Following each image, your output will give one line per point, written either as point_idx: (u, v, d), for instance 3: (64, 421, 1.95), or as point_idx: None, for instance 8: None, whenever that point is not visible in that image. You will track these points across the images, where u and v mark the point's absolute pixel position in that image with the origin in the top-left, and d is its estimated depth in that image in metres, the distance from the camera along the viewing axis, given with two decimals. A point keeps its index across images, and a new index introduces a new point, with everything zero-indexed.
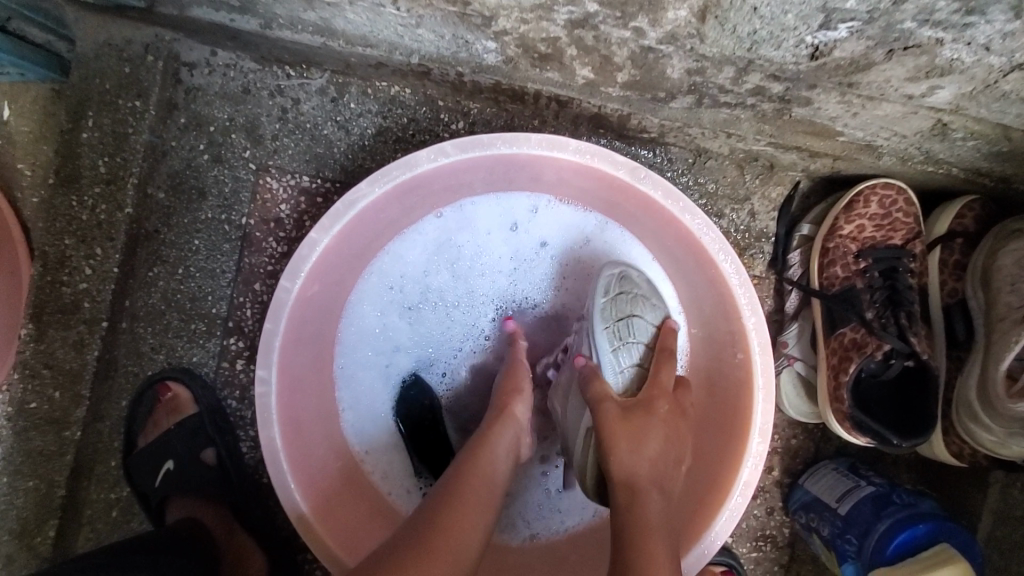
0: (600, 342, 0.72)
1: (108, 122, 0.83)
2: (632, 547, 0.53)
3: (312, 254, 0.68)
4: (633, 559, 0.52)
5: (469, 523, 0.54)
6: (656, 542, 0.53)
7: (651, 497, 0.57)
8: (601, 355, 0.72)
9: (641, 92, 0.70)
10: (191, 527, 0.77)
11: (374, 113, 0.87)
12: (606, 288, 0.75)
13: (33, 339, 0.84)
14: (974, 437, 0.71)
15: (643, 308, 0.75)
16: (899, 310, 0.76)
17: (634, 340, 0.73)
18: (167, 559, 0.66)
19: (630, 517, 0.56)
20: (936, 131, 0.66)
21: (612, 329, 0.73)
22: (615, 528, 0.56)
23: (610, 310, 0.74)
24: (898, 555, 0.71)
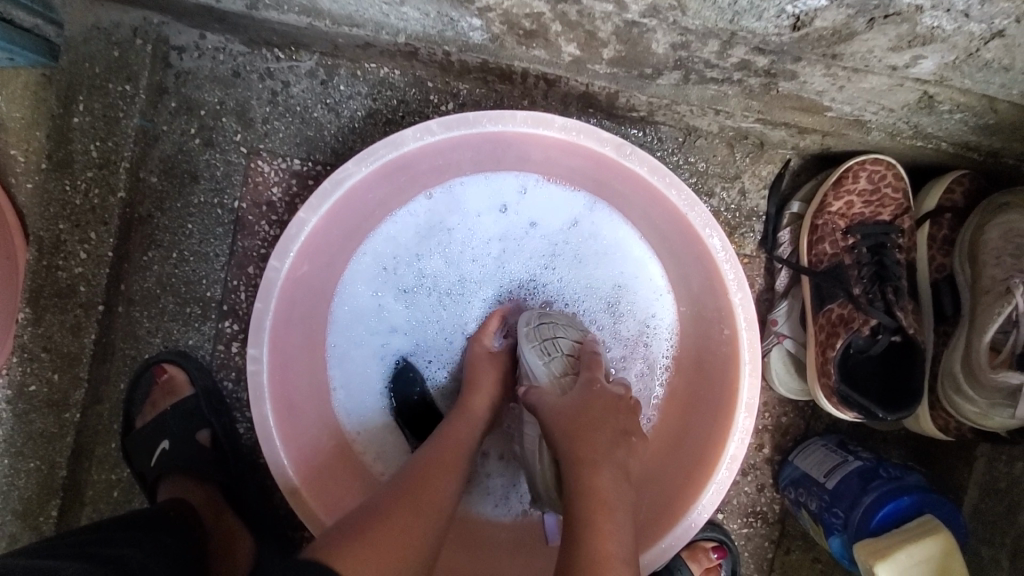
0: (529, 363, 0.73)
1: (98, 106, 0.83)
2: (584, 525, 0.53)
3: (300, 234, 0.69)
4: (586, 535, 0.53)
5: (443, 482, 0.60)
6: (606, 515, 0.54)
7: (604, 469, 0.57)
8: (533, 370, 0.72)
9: (627, 69, 0.70)
10: (177, 506, 0.77)
11: (363, 95, 0.87)
12: (526, 322, 0.78)
13: (30, 323, 0.85)
14: (959, 410, 0.71)
15: (565, 330, 0.77)
16: (885, 284, 0.77)
17: (561, 352, 0.73)
18: (155, 536, 0.67)
19: (581, 493, 0.56)
20: (923, 104, 0.66)
21: (539, 347, 0.74)
22: (569, 503, 0.56)
23: (533, 334, 0.75)
24: (883, 527, 0.72)
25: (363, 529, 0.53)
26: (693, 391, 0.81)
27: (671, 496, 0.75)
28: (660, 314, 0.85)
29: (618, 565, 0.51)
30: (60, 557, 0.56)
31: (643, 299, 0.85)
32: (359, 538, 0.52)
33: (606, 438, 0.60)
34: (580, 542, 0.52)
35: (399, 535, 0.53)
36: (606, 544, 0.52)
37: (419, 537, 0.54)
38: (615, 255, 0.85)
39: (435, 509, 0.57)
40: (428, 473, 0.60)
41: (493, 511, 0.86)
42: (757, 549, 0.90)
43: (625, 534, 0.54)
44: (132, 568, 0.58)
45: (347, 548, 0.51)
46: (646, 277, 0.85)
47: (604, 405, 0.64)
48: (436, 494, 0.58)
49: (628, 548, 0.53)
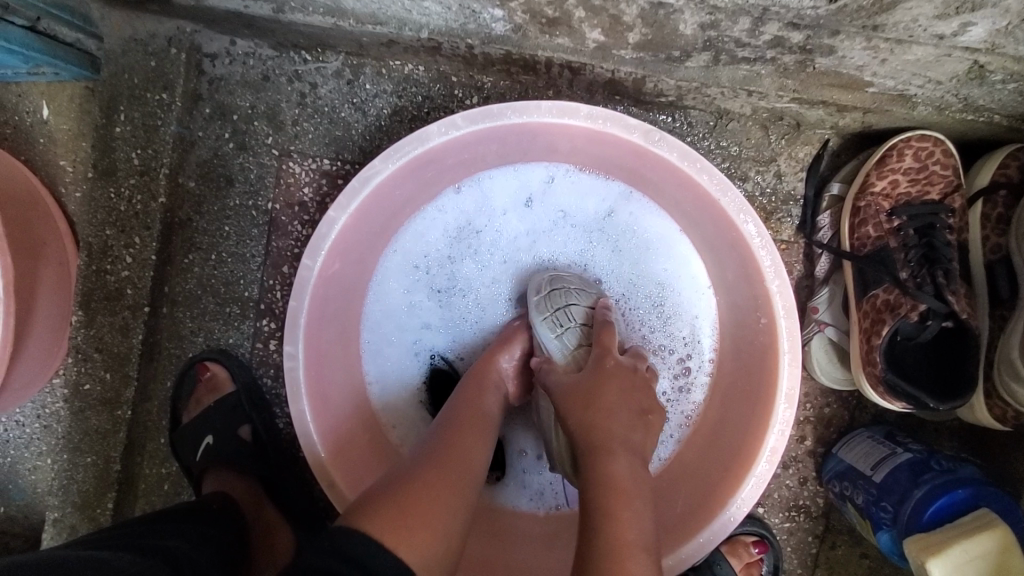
0: (542, 336, 0.74)
1: (138, 115, 0.85)
2: (603, 514, 0.52)
3: (330, 233, 0.69)
4: (599, 523, 0.52)
5: (468, 457, 0.61)
6: (624, 501, 0.53)
7: (620, 456, 0.56)
8: (547, 344, 0.73)
9: (654, 52, 0.68)
10: (219, 499, 0.80)
11: (389, 93, 0.88)
12: (537, 290, 0.79)
13: (83, 325, 0.89)
14: (1016, 398, 0.67)
15: (578, 296, 0.77)
16: (935, 267, 0.73)
17: (573, 322, 0.74)
18: (201, 529, 0.70)
19: (599, 482, 0.55)
20: (973, 74, 0.62)
21: (550, 318, 0.74)
22: (585, 493, 0.55)
23: (544, 303, 0.76)
24: (935, 522, 0.69)
25: (391, 499, 0.54)
26: (730, 381, 0.79)
27: (708, 488, 0.73)
28: (698, 311, 0.83)
29: (637, 551, 0.50)
30: (111, 548, 0.59)
31: (681, 296, 0.83)
32: (387, 513, 0.52)
33: (621, 425, 0.59)
34: (596, 531, 0.51)
35: (426, 508, 0.53)
36: (623, 532, 0.51)
37: (446, 511, 0.54)
38: (651, 250, 0.83)
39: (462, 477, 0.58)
40: (453, 447, 0.61)
41: (527, 505, 0.86)
42: (801, 544, 0.87)
43: (643, 522, 0.52)
44: (177, 558, 0.61)
45: (373, 521, 0.52)
46: (683, 273, 0.83)
47: (626, 381, 0.63)
48: (462, 464, 0.59)
49: (647, 534, 0.52)
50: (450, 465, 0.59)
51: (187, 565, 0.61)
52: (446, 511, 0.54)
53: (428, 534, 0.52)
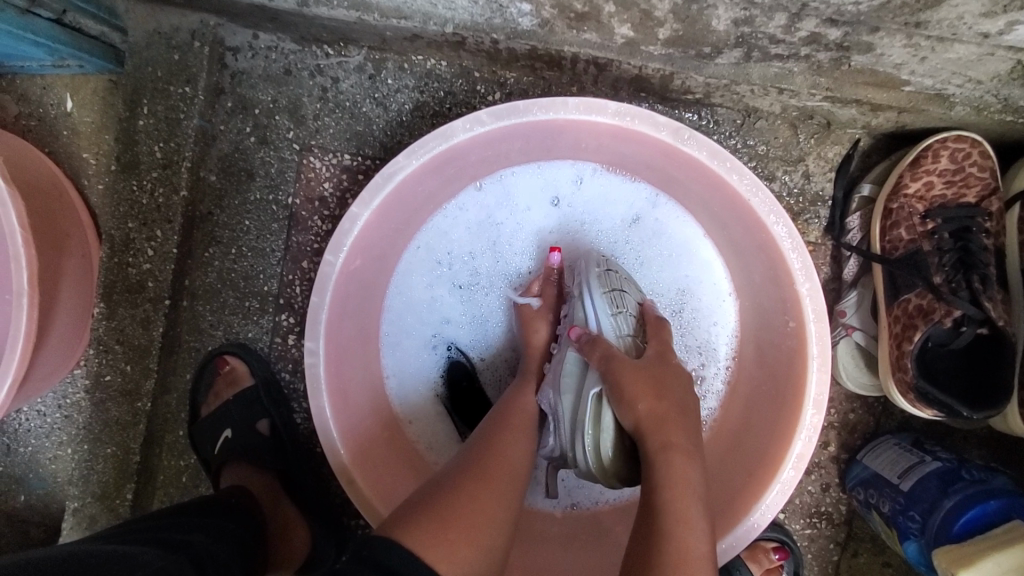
0: (598, 308, 0.71)
1: (161, 109, 0.86)
2: (671, 517, 0.52)
3: (353, 229, 0.68)
4: (668, 525, 0.51)
5: (508, 465, 0.60)
6: (690, 506, 0.52)
7: (688, 458, 0.55)
8: (600, 319, 0.71)
9: (683, 49, 0.67)
10: (236, 493, 0.80)
11: (411, 88, 0.87)
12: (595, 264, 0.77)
13: (104, 316, 0.92)
14: None
15: (630, 286, 0.76)
16: (971, 273, 0.69)
17: (629, 307, 0.72)
18: (221, 523, 0.71)
19: (665, 480, 0.54)
20: (1015, 74, 0.60)
21: (609, 295, 0.73)
22: (649, 491, 0.54)
23: (604, 278, 0.74)
24: (966, 533, 0.67)
25: (431, 510, 0.54)
26: (756, 384, 0.77)
27: (731, 495, 0.72)
28: (721, 313, 0.82)
29: (701, 561, 0.50)
30: (133, 542, 0.59)
31: (706, 303, 0.82)
32: (429, 525, 0.52)
33: (688, 427, 0.57)
34: (664, 531, 0.51)
35: (471, 518, 0.53)
36: (688, 544, 0.50)
37: (490, 524, 0.54)
38: (678, 253, 0.82)
39: (504, 488, 0.58)
40: (494, 454, 0.61)
41: (541, 503, 0.85)
42: (822, 550, 0.88)
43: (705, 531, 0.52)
44: (200, 555, 0.61)
45: (414, 532, 0.51)
46: (708, 276, 0.82)
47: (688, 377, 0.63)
48: (503, 474, 0.59)
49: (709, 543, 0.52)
50: (491, 475, 0.58)
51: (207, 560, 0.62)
52: (490, 525, 0.54)
53: (472, 547, 0.52)
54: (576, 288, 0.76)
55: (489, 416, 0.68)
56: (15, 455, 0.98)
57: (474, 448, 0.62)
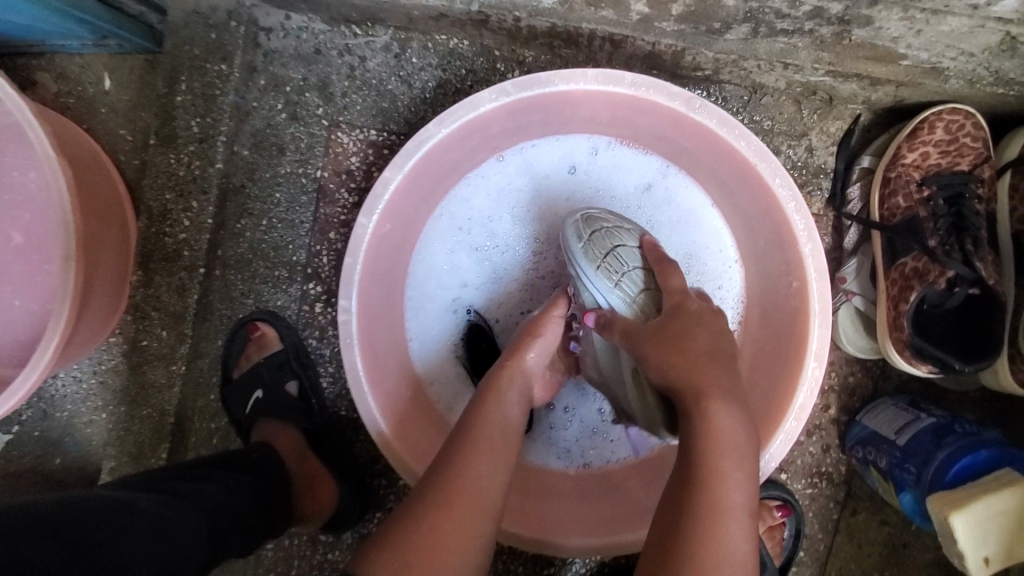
0: (601, 286, 0.74)
1: (198, 85, 0.92)
2: (708, 469, 0.56)
3: (385, 193, 0.73)
4: (705, 477, 0.56)
5: (480, 483, 0.63)
6: (725, 457, 0.56)
7: (723, 410, 0.58)
8: (608, 294, 0.74)
9: (695, 24, 0.71)
10: (263, 449, 0.86)
11: (434, 67, 0.92)
12: (578, 235, 0.78)
13: (142, 285, 0.97)
14: None
15: (620, 235, 0.77)
16: (963, 235, 0.73)
17: (627, 267, 0.75)
18: (233, 473, 0.76)
19: (702, 430, 0.57)
20: (1005, 45, 0.64)
21: (605, 267, 0.75)
22: (687, 441, 0.58)
23: (592, 250, 0.76)
24: (958, 481, 0.71)
25: (397, 547, 0.57)
26: (760, 344, 0.82)
27: None
28: (727, 280, 0.86)
29: (737, 510, 0.55)
30: (145, 489, 0.65)
31: (713, 269, 0.87)
32: (390, 560, 0.57)
33: (720, 379, 0.60)
34: (704, 484, 0.56)
35: (432, 552, 0.57)
36: (724, 486, 0.56)
37: (453, 553, 0.58)
38: (686, 220, 0.87)
39: (469, 514, 0.61)
40: (465, 475, 0.63)
41: (556, 462, 0.90)
42: (822, 509, 0.92)
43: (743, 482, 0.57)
44: (207, 504, 0.67)
45: (376, 569, 0.56)
46: (716, 244, 0.86)
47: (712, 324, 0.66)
48: (469, 499, 0.62)
49: (746, 493, 0.56)
50: (455, 501, 0.61)
51: (206, 509, 0.67)
52: (451, 554, 0.58)
53: None
54: (572, 269, 0.78)
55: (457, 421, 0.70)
56: (52, 420, 1.00)
57: (439, 463, 0.65)
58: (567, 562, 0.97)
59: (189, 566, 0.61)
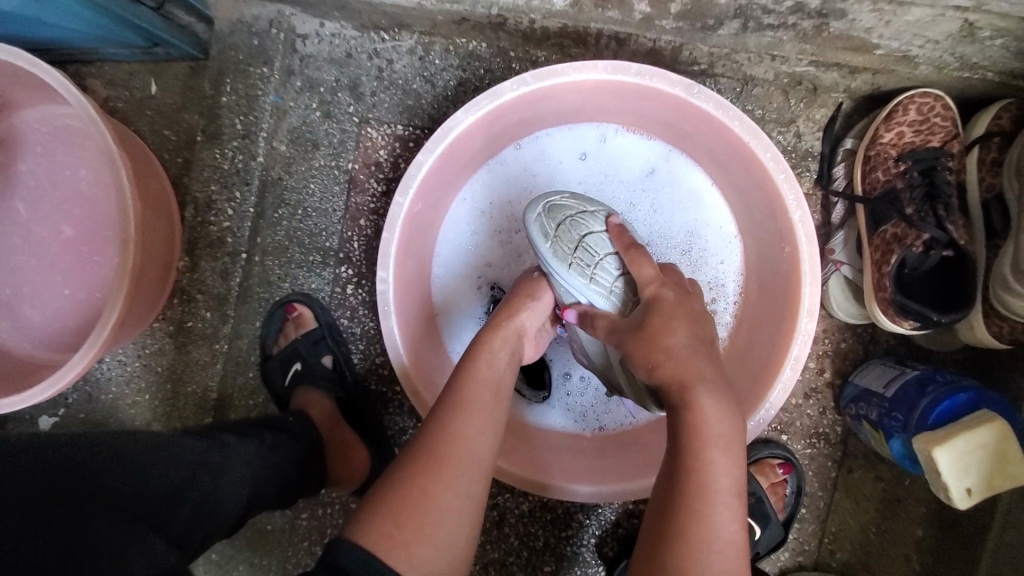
0: (577, 284, 0.78)
1: (241, 86, 1.03)
2: (694, 459, 0.59)
3: (418, 174, 0.82)
4: (693, 467, 0.58)
5: (464, 447, 0.69)
6: (712, 448, 0.59)
7: (708, 404, 0.60)
8: (585, 289, 0.78)
9: (692, 21, 0.81)
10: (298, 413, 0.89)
11: (455, 67, 1.01)
12: (544, 234, 0.80)
13: (188, 269, 1.05)
14: (1006, 304, 0.76)
15: (582, 226, 0.81)
16: (936, 202, 0.82)
17: (597, 258, 0.79)
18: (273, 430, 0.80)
19: (689, 423, 0.60)
20: (965, 32, 0.73)
21: (577, 264, 0.78)
22: (674, 434, 0.61)
23: (561, 247, 0.79)
24: (941, 422, 0.78)
25: (389, 509, 0.63)
26: (758, 309, 0.90)
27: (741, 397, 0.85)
28: (727, 254, 0.95)
29: (726, 497, 0.58)
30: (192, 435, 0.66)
31: (714, 244, 0.95)
32: (382, 521, 0.63)
33: (704, 371, 0.62)
34: (691, 475, 0.58)
35: (419, 511, 0.64)
36: (711, 474, 0.58)
37: (441, 513, 0.64)
38: (689, 200, 0.95)
39: (453, 473, 0.67)
40: (450, 440, 0.69)
41: (572, 425, 0.97)
42: (821, 468, 0.99)
43: (730, 468, 0.59)
44: (249, 457, 0.69)
45: (369, 531, 0.62)
46: (716, 221, 0.95)
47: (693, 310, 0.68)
48: (453, 460, 0.68)
49: (734, 479, 0.59)
50: (440, 463, 0.67)
51: (244, 463, 0.67)
52: (438, 515, 0.64)
53: (423, 540, 0.62)
54: (544, 268, 0.81)
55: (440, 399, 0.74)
56: (97, 402, 1.07)
57: (424, 436, 0.70)
58: (584, 524, 1.03)
59: (229, 508, 0.62)
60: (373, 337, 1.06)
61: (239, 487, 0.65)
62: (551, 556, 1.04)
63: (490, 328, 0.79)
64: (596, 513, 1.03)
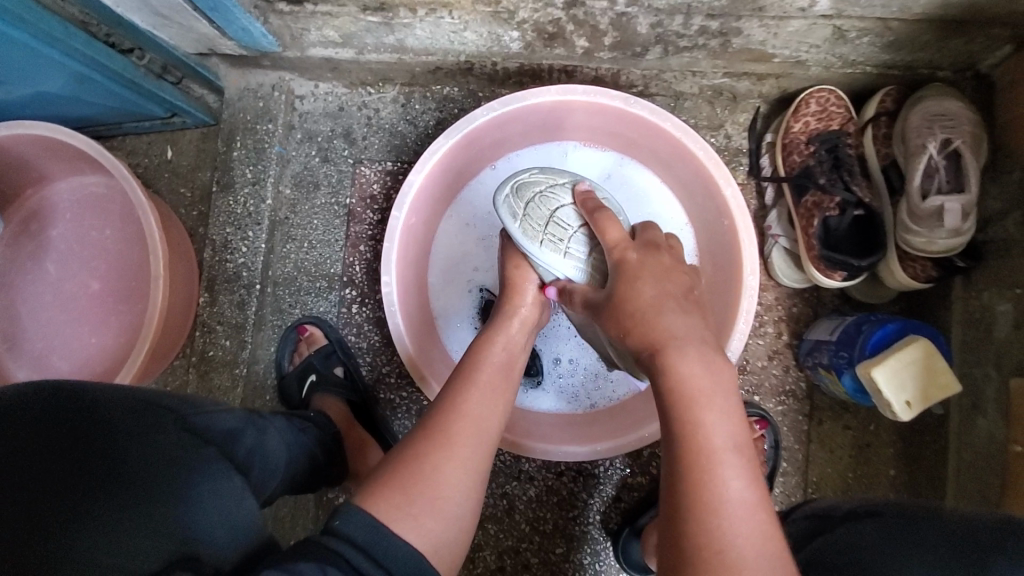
0: (553, 258, 0.87)
1: (250, 142, 1.16)
2: (685, 416, 0.61)
3: (410, 191, 0.96)
4: (687, 423, 0.60)
5: (470, 422, 0.73)
6: (703, 402, 0.61)
7: (688, 359, 0.63)
8: (562, 262, 0.87)
9: (623, 50, 1.00)
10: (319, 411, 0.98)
11: (434, 110, 1.19)
12: (513, 214, 0.89)
13: (208, 303, 1.16)
14: (908, 244, 0.91)
15: (549, 204, 0.90)
16: (841, 170, 0.99)
17: (566, 234, 0.88)
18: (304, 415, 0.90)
19: (672, 380, 0.62)
20: (837, 36, 0.92)
21: (550, 241, 0.87)
22: (661, 394, 0.63)
23: (531, 226, 0.88)
24: (877, 350, 0.90)
25: (397, 484, 0.66)
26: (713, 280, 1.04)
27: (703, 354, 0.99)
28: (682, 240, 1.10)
29: (728, 451, 0.59)
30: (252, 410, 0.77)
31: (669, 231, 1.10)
32: (390, 498, 0.64)
33: (679, 329, 0.65)
34: (687, 431, 0.60)
35: (424, 483, 0.67)
36: (708, 432, 0.60)
37: (449, 487, 0.68)
38: (642, 197, 1.11)
39: (459, 449, 0.71)
40: (456, 420, 0.73)
41: (563, 404, 1.08)
42: (795, 423, 1.10)
43: (725, 421, 0.61)
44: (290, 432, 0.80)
45: (380, 503, 0.64)
46: (669, 213, 1.10)
47: (657, 273, 0.72)
48: (459, 437, 0.72)
49: (732, 432, 0.60)
50: (447, 441, 0.71)
51: (284, 435, 0.78)
52: (445, 489, 0.67)
53: (430, 513, 0.65)
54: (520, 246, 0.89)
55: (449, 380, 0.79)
56: None
57: (433, 417, 0.74)
58: (588, 502, 1.11)
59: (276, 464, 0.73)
60: (379, 349, 1.18)
61: (278, 457, 0.74)
62: (561, 537, 1.10)
63: (500, 316, 0.87)
64: (597, 490, 1.11)
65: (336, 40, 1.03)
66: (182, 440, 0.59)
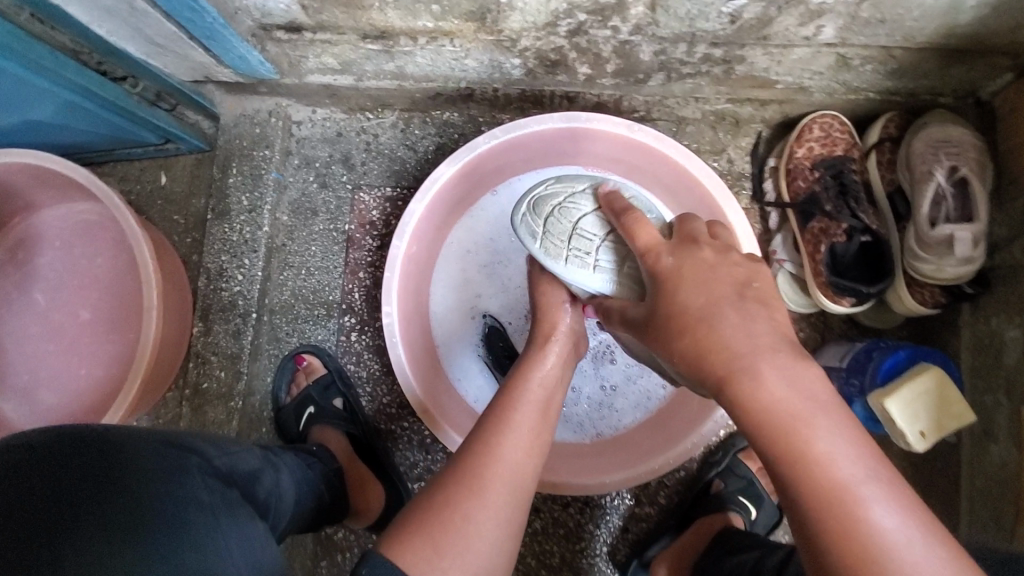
0: (583, 274, 0.83)
1: (247, 168, 1.13)
2: (785, 450, 0.51)
3: (411, 221, 0.94)
4: (790, 459, 0.51)
5: (503, 466, 0.70)
6: (805, 429, 0.51)
7: (770, 380, 0.53)
8: (593, 276, 0.82)
9: (626, 77, 0.99)
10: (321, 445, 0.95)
11: (433, 135, 1.17)
12: (533, 236, 0.86)
13: (201, 333, 1.13)
14: (918, 270, 0.91)
15: (568, 217, 0.85)
16: (848, 197, 0.98)
17: (594, 245, 0.83)
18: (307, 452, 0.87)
19: (757, 410, 0.53)
20: (841, 64, 0.91)
21: (577, 258, 0.83)
22: (747, 428, 0.55)
23: (553, 246, 0.85)
24: (888, 378, 0.89)
25: (424, 535, 0.63)
26: None
27: None
28: None
29: (860, 485, 0.49)
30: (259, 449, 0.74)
31: None
32: (416, 550, 0.62)
33: (745, 345, 0.56)
34: (795, 469, 0.51)
35: (452, 533, 0.64)
36: (826, 465, 0.50)
37: (479, 539, 0.65)
38: None
39: (490, 497, 0.68)
40: (490, 464, 0.70)
41: (570, 435, 1.05)
42: None
43: (842, 446, 0.50)
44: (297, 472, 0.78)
45: (407, 555, 0.62)
46: None
47: (699, 285, 0.63)
48: (490, 483, 0.69)
49: (855, 459, 0.50)
50: (480, 487, 0.68)
51: (292, 476, 0.76)
52: (476, 540, 0.64)
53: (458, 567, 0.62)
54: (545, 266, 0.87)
55: (481, 418, 0.77)
56: None
57: (462, 461, 0.71)
58: (594, 534, 1.08)
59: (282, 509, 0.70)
60: (379, 378, 1.15)
61: (282, 503, 0.70)
62: (568, 571, 1.08)
63: (535, 350, 0.84)
64: (604, 521, 1.08)
65: (334, 66, 1.02)
66: (196, 487, 0.57)
